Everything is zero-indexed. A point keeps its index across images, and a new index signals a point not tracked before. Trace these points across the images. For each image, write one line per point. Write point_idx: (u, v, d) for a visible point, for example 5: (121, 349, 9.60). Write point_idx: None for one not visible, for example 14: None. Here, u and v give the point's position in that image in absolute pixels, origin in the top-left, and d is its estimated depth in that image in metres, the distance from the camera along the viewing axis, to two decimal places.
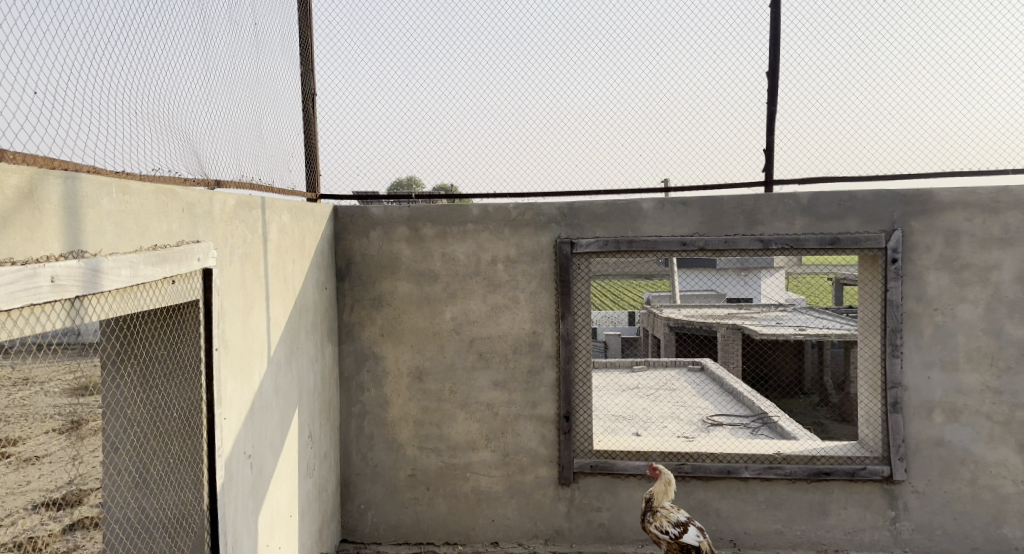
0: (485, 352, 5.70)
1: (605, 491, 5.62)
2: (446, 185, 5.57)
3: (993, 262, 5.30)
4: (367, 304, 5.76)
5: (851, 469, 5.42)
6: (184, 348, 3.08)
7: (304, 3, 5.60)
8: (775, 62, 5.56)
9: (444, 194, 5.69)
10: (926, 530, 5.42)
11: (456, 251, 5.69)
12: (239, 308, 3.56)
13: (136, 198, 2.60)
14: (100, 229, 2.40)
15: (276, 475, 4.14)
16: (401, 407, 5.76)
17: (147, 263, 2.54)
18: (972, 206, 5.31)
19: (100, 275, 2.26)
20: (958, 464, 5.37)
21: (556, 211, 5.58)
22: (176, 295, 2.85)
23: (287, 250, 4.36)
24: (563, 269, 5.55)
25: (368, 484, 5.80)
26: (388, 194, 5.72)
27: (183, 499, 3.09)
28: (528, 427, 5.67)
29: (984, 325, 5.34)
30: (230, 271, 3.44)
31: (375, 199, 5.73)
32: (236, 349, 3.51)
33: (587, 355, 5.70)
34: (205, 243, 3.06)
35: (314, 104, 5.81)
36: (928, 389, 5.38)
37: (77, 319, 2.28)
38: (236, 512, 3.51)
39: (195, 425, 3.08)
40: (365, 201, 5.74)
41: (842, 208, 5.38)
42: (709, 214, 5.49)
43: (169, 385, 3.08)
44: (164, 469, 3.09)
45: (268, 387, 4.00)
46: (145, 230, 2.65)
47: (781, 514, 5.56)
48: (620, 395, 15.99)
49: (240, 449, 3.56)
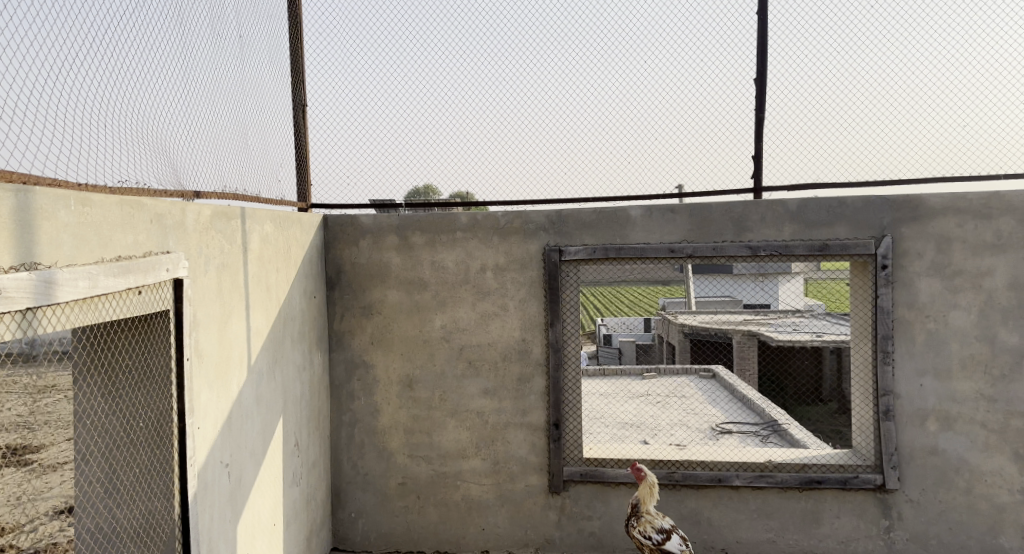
0: (474, 360, 5.70)
1: (596, 500, 5.59)
2: (466, 193, 5.65)
3: (985, 269, 5.25)
4: (357, 313, 5.79)
5: (842, 478, 5.37)
6: (154, 357, 3.10)
7: (294, 14, 5.66)
8: (763, 70, 5.56)
9: (459, 201, 5.70)
10: (921, 540, 5.36)
11: (445, 259, 5.71)
12: (214, 317, 3.59)
13: (97, 210, 2.63)
14: (56, 241, 2.43)
15: (257, 484, 4.15)
16: (391, 416, 5.77)
17: (107, 274, 2.56)
18: (963, 212, 5.26)
19: (51, 287, 2.29)
20: (953, 473, 5.30)
21: (545, 219, 5.60)
22: (144, 305, 2.87)
23: (269, 259, 4.38)
24: (551, 277, 5.55)
25: (359, 492, 5.82)
26: (406, 202, 5.74)
27: (154, 507, 3.11)
28: (518, 435, 5.66)
29: (977, 332, 5.28)
30: (204, 281, 3.47)
31: (388, 208, 5.75)
32: (211, 358, 3.53)
33: (578, 363, 5.66)
34: (175, 254, 3.08)
35: (305, 114, 5.86)
36: (920, 397, 5.33)
37: (31, 331, 2.31)
38: (212, 519, 3.54)
39: (164, 435, 3.11)
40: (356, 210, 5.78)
41: (831, 215, 5.36)
42: (698, 221, 5.47)
43: (140, 394, 3.11)
44: (135, 478, 3.11)
45: (247, 396, 4.00)
46: (108, 241, 2.67)
47: (773, 523, 5.51)
48: (629, 403, 15.93)
49: (217, 458, 3.59)
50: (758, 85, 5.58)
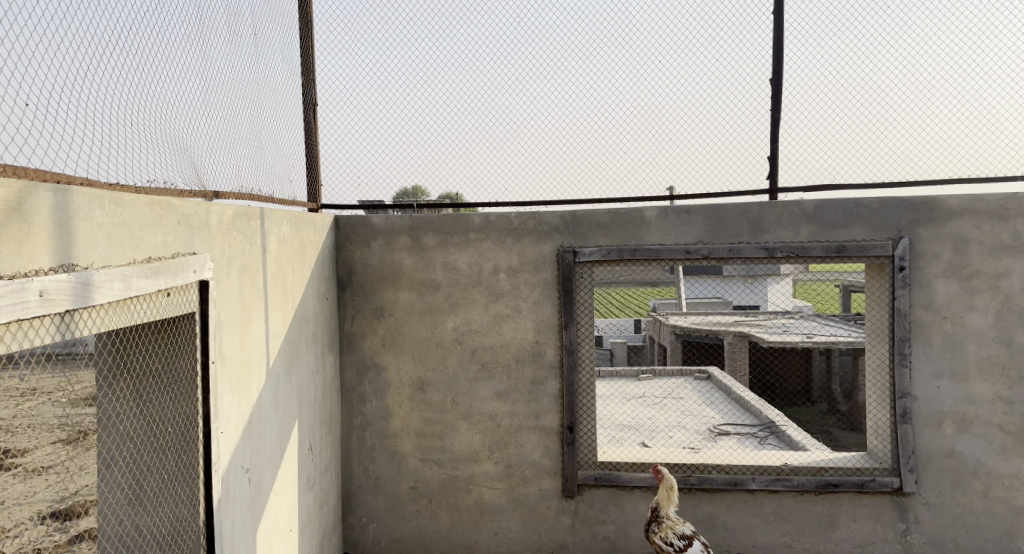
0: (487, 362, 5.64)
1: (611, 504, 5.54)
2: (454, 193, 5.58)
3: (1003, 270, 5.23)
4: (368, 315, 5.72)
5: (859, 481, 5.34)
6: (180, 361, 3.04)
7: (305, 13, 5.59)
8: (779, 70, 5.53)
9: (449, 203, 5.63)
10: (937, 544, 5.33)
11: (458, 260, 5.65)
12: (236, 319, 3.52)
13: (129, 209, 2.56)
14: (92, 242, 2.36)
15: (275, 489, 4.08)
16: (403, 419, 5.71)
17: (140, 276, 2.50)
18: (980, 214, 5.23)
19: (90, 289, 2.23)
20: (970, 475, 5.27)
21: (559, 219, 5.55)
22: (172, 308, 2.81)
23: (286, 260, 4.32)
24: (565, 278, 5.50)
25: (369, 496, 5.75)
26: (392, 202, 5.68)
27: (179, 514, 3.03)
28: (532, 438, 5.60)
29: (994, 334, 5.25)
30: (227, 283, 3.40)
31: (376, 208, 5.70)
32: (233, 362, 3.46)
33: (592, 364, 5.62)
34: (201, 255, 3.02)
35: (315, 114, 5.79)
36: (937, 399, 5.30)
37: (68, 334, 2.24)
38: (234, 527, 3.46)
39: (189, 441, 3.04)
40: (366, 211, 5.71)
41: (847, 216, 5.34)
42: (713, 222, 5.43)
43: (165, 399, 3.04)
44: (159, 485, 3.03)
45: (266, 399, 3.93)
46: (140, 242, 2.60)
47: (789, 526, 5.47)
48: (625, 404, 15.92)
49: (238, 463, 3.52)
50: (773, 85, 5.55)
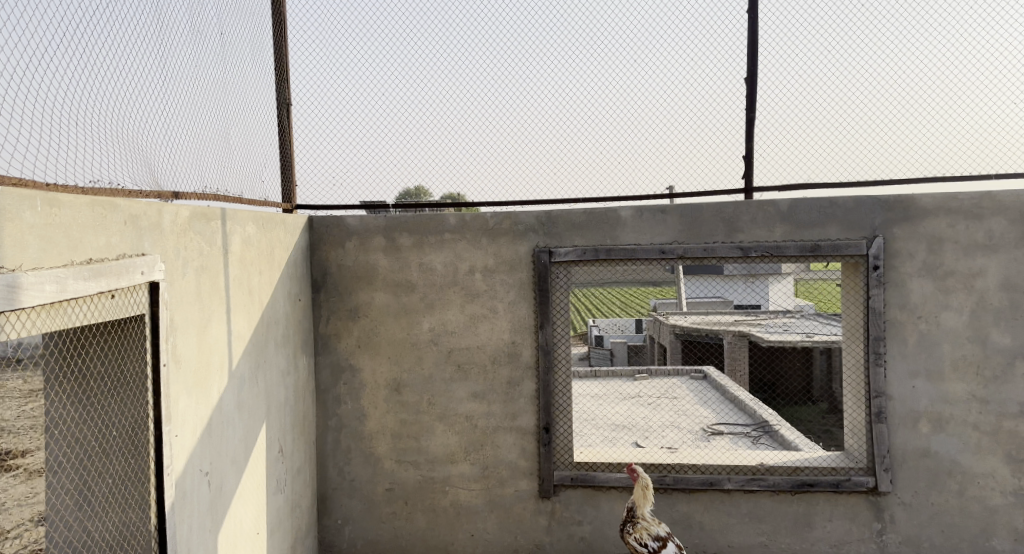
0: (463, 363, 5.62)
1: (587, 504, 5.51)
2: (456, 193, 5.51)
3: (978, 269, 5.20)
4: (343, 316, 5.70)
5: (835, 480, 5.31)
6: (129, 363, 3.02)
7: (279, 12, 5.57)
8: (754, 69, 5.50)
9: (451, 203, 5.56)
10: (913, 543, 5.30)
11: (433, 260, 5.63)
12: (193, 322, 3.50)
13: (66, 211, 2.56)
14: (21, 243, 2.36)
15: (239, 491, 4.05)
16: (378, 420, 5.69)
17: (76, 277, 2.49)
18: (955, 213, 5.21)
19: (18, 290, 2.23)
20: (945, 475, 5.25)
21: (535, 219, 5.53)
22: (117, 309, 2.79)
23: (251, 261, 4.29)
24: (541, 278, 5.48)
25: (345, 498, 5.73)
26: (396, 203, 5.64)
27: (128, 516, 3.04)
28: (508, 439, 5.58)
29: (969, 334, 5.23)
30: (182, 285, 3.38)
31: (377, 209, 5.63)
32: (190, 364, 3.45)
33: (568, 365, 5.60)
34: (150, 256, 3.00)
35: (289, 114, 5.77)
36: (913, 398, 5.27)
37: None
38: (191, 528, 3.45)
39: (140, 443, 3.02)
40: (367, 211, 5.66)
41: (822, 215, 5.31)
42: (688, 220, 5.41)
43: (114, 402, 3.03)
44: (107, 487, 3.04)
45: (228, 401, 3.92)
46: (78, 244, 2.60)
47: (765, 526, 5.44)
48: (620, 404, 15.88)
49: (196, 465, 3.50)
50: (749, 84, 5.52)
